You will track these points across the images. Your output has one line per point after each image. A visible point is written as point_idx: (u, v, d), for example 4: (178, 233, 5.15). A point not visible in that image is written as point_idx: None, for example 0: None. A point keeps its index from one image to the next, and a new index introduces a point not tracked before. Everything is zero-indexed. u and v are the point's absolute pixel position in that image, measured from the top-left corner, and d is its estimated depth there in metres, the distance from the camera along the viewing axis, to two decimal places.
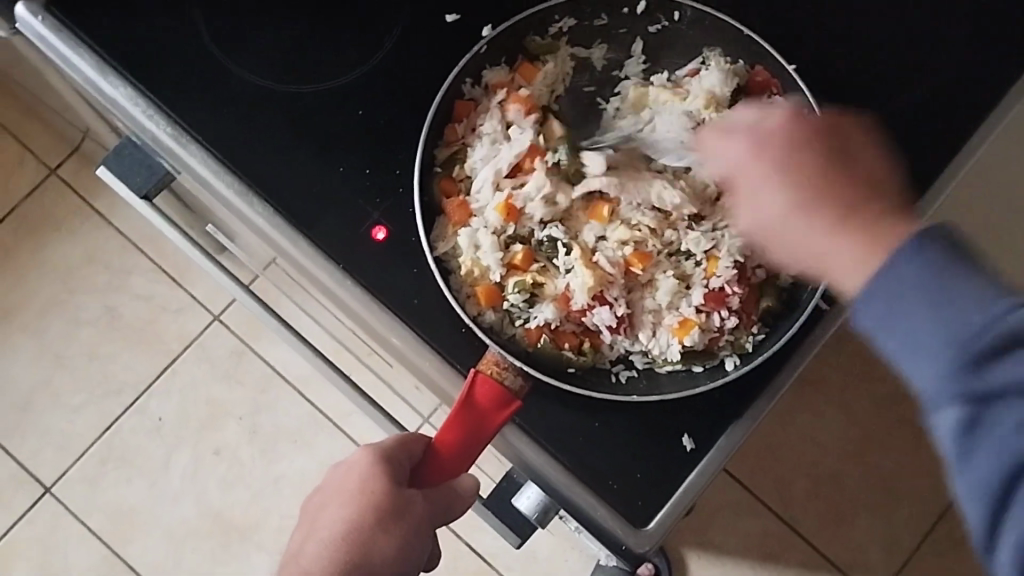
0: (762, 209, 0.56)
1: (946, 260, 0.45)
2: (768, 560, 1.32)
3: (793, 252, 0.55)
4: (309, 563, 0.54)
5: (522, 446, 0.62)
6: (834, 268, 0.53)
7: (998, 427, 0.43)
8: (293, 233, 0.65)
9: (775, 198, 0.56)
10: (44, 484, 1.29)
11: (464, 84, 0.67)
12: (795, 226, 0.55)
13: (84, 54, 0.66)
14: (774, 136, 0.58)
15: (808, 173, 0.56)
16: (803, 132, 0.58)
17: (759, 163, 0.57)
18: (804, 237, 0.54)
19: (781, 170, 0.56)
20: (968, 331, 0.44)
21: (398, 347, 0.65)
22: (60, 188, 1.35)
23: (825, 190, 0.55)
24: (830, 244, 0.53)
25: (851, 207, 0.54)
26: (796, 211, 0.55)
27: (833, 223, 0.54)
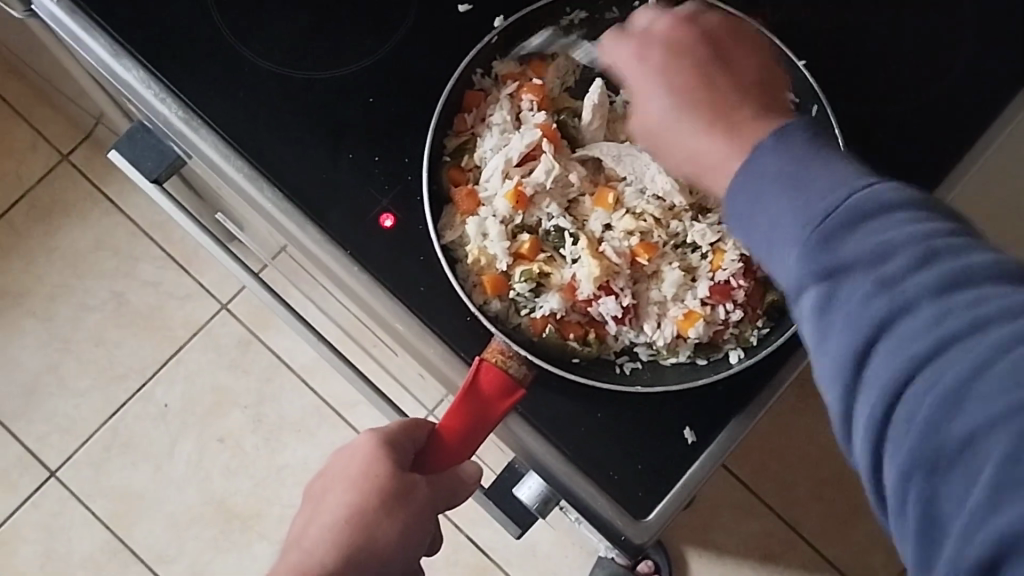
0: (650, 114, 0.54)
1: (808, 148, 0.43)
2: (768, 560, 1.31)
3: (672, 154, 0.53)
4: (314, 545, 0.55)
5: (523, 435, 0.63)
6: (709, 171, 0.50)
7: (850, 302, 0.38)
8: (302, 218, 0.65)
9: (661, 99, 0.54)
10: (49, 468, 1.30)
11: (474, 75, 0.67)
12: (675, 127, 0.53)
13: (100, 36, 0.67)
14: (659, 41, 0.56)
15: (683, 77, 0.54)
16: (689, 38, 0.56)
17: (642, 65, 0.56)
18: (682, 135, 0.52)
19: (664, 70, 0.55)
20: (819, 206, 0.40)
21: (403, 333, 0.65)
22: (71, 174, 1.36)
23: (704, 91, 0.53)
24: (703, 143, 0.51)
25: (725, 109, 0.51)
26: (676, 112, 0.53)
27: (705, 123, 0.51)
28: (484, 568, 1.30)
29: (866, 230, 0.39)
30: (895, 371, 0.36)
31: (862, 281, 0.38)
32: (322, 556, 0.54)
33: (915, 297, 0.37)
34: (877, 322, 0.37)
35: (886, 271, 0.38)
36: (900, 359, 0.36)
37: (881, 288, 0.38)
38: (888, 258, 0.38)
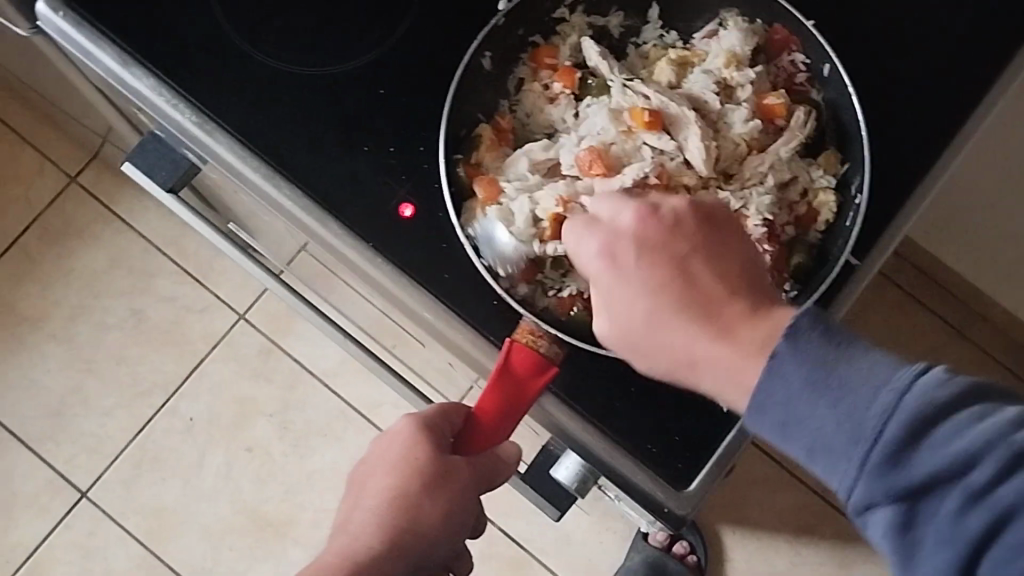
0: (627, 316, 0.53)
1: (828, 354, 0.45)
2: (803, 533, 1.31)
3: (658, 358, 0.53)
4: (359, 528, 0.55)
5: (559, 415, 0.63)
6: (711, 377, 0.50)
7: (934, 520, 0.41)
8: (322, 214, 0.65)
9: (642, 308, 0.53)
10: (79, 489, 1.30)
11: (483, 58, 0.66)
12: (662, 328, 0.52)
13: (107, 47, 0.67)
14: (628, 234, 0.54)
15: (662, 277, 0.53)
16: (658, 228, 0.54)
17: (614, 264, 0.53)
18: (672, 341, 0.52)
19: (637, 272, 0.53)
20: (871, 426, 0.43)
21: (431, 322, 0.65)
22: (81, 196, 1.36)
23: (684, 294, 0.52)
24: (706, 353, 0.50)
25: (715, 307, 0.51)
26: (659, 318, 0.52)
27: (698, 322, 0.51)
28: (520, 560, 1.30)
29: (932, 445, 0.41)
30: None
31: (947, 499, 0.41)
32: (368, 540, 0.54)
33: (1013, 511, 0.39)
34: (975, 540, 0.40)
35: (969, 481, 0.41)
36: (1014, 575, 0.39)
37: (972, 502, 0.40)
38: (965, 467, 0.41)
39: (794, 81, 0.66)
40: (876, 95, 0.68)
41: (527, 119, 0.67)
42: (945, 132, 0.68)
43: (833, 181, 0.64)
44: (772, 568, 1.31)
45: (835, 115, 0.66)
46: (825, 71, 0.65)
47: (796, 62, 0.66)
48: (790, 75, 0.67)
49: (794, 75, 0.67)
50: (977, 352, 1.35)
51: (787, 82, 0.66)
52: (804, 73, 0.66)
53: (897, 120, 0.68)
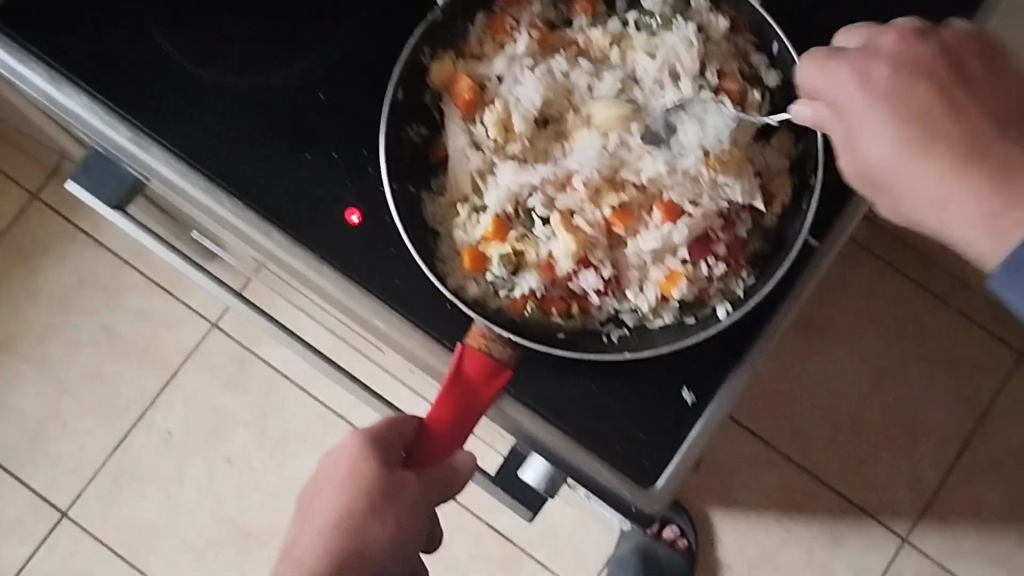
0: (871, 144, 0.53)
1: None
2: (792, 511, 1.30)
3: (890, 185, 0.53)
4: (302, 554, 0.52)
5: (520, 417, 0.62)
6: (933, 210, 0.51)
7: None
8: (267, 226, 0.63)
9: (892, 135, 0.52)
10: (60, 509, 1.29)
11: (422, 55, 0.64)
12: (907, 154, 0.51)
13: (36, 66, 0.64)
14: (886, 57, 0.54)
15: (930, 104, 0.52)
16: (920, 58, 0.53)
17: (860, 87, 0.53)
18: (924, 172, 0.51)
19: (883, 93, 0.52)
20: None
21: (384, 330, 0.64)
22: (45, 213, 1.33)
23: (946, 122, 0.51)
24: (958, 193, 0.49)
25: (980, 144, 0.50)
26: (911, 145, 0.51)
27: (953, 156, 0.50)
28: (510, 554, 1.29)
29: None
30: None
31: None
32: (312, 563, 0.51)
33: None
34: None
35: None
36: None
37: None
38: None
39: (747, 59, 0.65)
40: None
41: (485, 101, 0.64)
42: None
43: (789, 164, 0.64)
44: (764, 547, 1.30)
45: (787, 91, 0.64)
46: (775, 50, 0.64)
47: (746, 41, 0.65)
48: (744, 52, 0.65)
49: (746, 52, 0.65)
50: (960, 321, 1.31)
51: (739, 60, 0.65)
52: (755, 51, 0.65)
53: None
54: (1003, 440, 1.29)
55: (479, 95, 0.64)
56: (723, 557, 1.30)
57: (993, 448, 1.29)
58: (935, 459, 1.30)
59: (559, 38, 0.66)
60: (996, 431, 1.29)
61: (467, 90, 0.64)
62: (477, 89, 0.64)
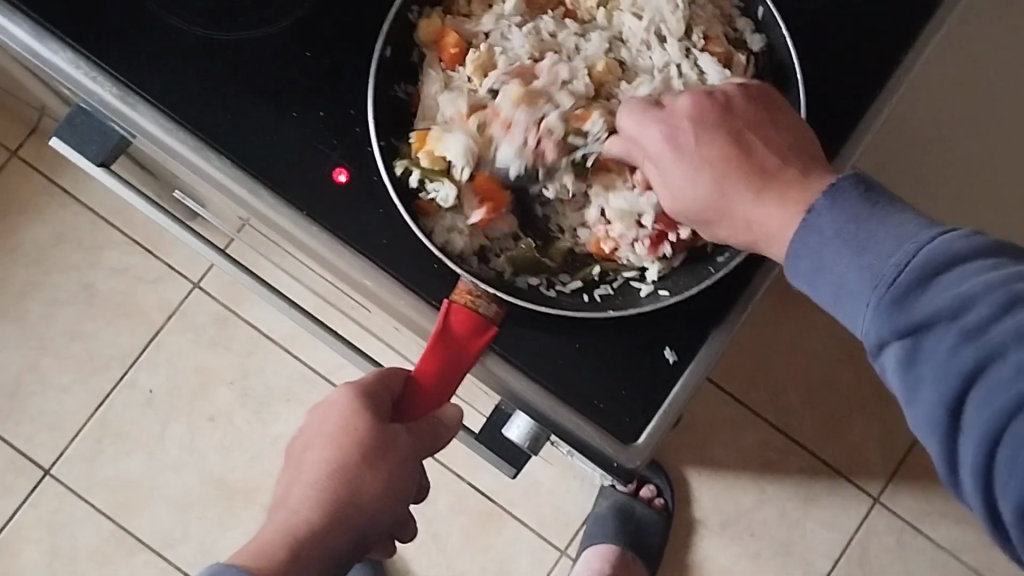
0: (683, 193, 0.56)
1: (869, 207, 0.47)
2: (767, 471, 1.33)
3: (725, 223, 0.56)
4: (298, 502, 0.55)
5: (505, 375, 0.63)
6: (764, 236, 0.54)
7: (932, 355, 0.42)
8: (253, 183, 0.64)
9: (698, 186, 0.55)
10: (42, 467, 1.29)
11: (411, 13, 0.65)
12: (719, 197, 0.55)
13: (17, 19, 0.64)
14: (686, 117, 0.56)
15: (716, 149, 0.55)
16: (712, 107, 0.56)
17: (668, 145, 0.56)
18: (731, 208, 0.55)
19: (688, 146, 0.56)
20: (888, 264, 0.45)
21: (370, 287, 0.65)
22: (24, 170, 1.32)
23: (738, 163, 0.55)
24: (759, 212, 0.53)
25: (768, 175, 0.54)
26: (718, 192, 0.55)
27: (755, 189, 0.54)
28: (490, 512, 1.31)
29: (939, 285, 0.43)
30: (994, 413, 0.39)
31: (944, 338, 0.42)
32: (308, 514, 0.54)
33: (1003, 341, 0.40)
34: (965, 373, 0.40)
35: (968, 319, 0.41)
36: (993, 405, 0.39)
37: (966, 337, 0.41)
38: (962, 308, 0.41)
39: (730, 21, 0.67)
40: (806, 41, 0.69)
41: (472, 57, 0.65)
42: (873, 76, 0.69)
43: None
44: (739, 506, 1.33)
45: (772, 57, 0.65)
46: (760, 13, 0.66)
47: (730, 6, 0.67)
48: (726, 14, 0.67)
49: (729, 14, 0.67)
50: None
51: (724, 24, 0.66)
52: (738, 15, 0.67)
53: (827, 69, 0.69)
54: None
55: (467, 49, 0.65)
56: (699, 516, 1.33)
57: None
58: (907, 421, 1.32)
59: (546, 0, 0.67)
60: None
61: (454, 45, 0.65)
62: (464, 44, 0.65)
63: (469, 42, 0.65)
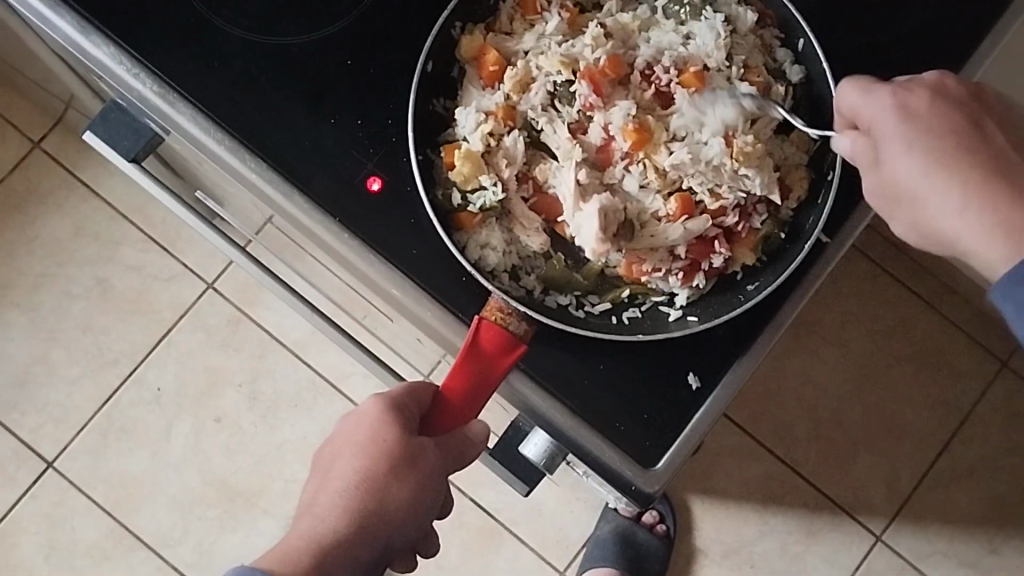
0: (899, 165, 0.55)
1: None
2: (771, 503, 1.32)
3: (927, 209, 0.54)
4: (325, 511, 0.55)
5: (529, 393, 0.63)
6: (971, 225, 0.52)
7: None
8: (288, 188, 0.64)
9: (917, 158, 0.54)
10: (46, 459, 1.29)
11: (453, 29, 0.65)
12: (934, 173, 0.53)
13: (64, 13, 0.65)
14: (922, 89, 0.56)
15: (948, 124, 0.55)
16: (949, 93, 0.56)
17: (897, 112, 0.56)
18: (942, 190, 0.53)
19: (916, 117, 0.55)
20: None
21: (398, 298, 0.65)
22: (46, 162, 1.33)
23: (965, 146, 0.54)
24: (975, 200, 0.52)
25: (997, 164, 0.53)
26: (934, 167, 0.53)
27: (974, 176, 0.52)
28: (490, 529, 1.30)
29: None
30: None
31: None
32: (334, 522, 0.55)
33: None
34: None
35: None
36: None
37: None
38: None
39: (771, 51, 0.67)
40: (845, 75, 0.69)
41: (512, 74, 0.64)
42: None
43: (805, 158, 0.66)
44: (741, 537, 1.32)
45: (810, 88, 0.66)
46: (800, 45, 0.66)
47: (772, 36, 0.67)
48: (767, 44, 0.67)
49: (770, 44, 0.67)
50: (946, 326, 1.33)
51: (765, 54, 0.67)
52: (779, 46, 0.67)
53: None
54: (980, 445, 1.32)
55: (507, 67, 0.65)
56: (700, 544, 1.32)
57: (971, 452, 1.32)
58: (913, 461, 1.32)
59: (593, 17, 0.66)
60: (973, 438, 1.32)
61: (494, 62, 0.65)
62: (505, 62, 0.65)
63: (510, 61, 0.65)
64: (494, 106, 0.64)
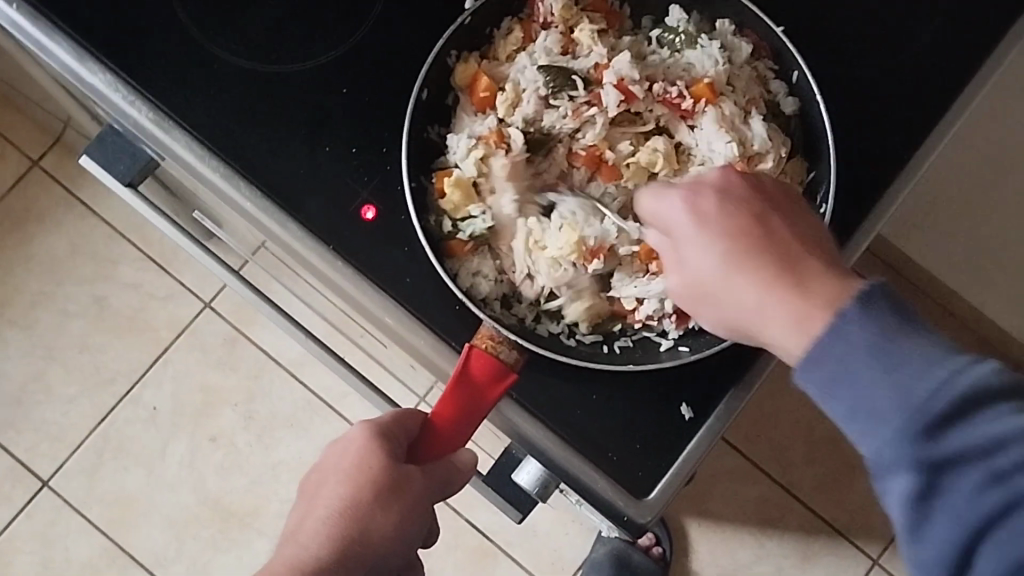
0: (699, 263, 0.54)
1: (899, 324, 0.44)
2: (767, 526, 1.32)
3: (727, 309, 0.54)
4: (308, 539, 0.55)
5: (519, 422, 0.63)
6: (769, 324, 0.51)
7: (951, 496, 0.41)
8: (282, 215, 0.64)
9: (710, 254, 0.53)
10: (41, 478, 1.29)
11: (448, 57, 0.65)
12: (729, 275, 0.53)
13: (63, 43, 0.65)
14: (712, 190, 0.55)
15: (739, 223, 0.53)
16: (738, 183, 0.56)
17: (693, 215, 0.54)
18: (741, 287, 0.52)
19: (711, 219, 0.54)
20: (919, 391, 0.43)
21: (391, 325, 0.65)
22: (44, 180, 1.33)
23: (756, 240, 0.53)
24: (767, 303, 0.51)
25: (785, 264, 0.52)
26: (730, 268, 0.53)
27: (763, 280, 0.51)
28: (485, 551, 1.30)
29: (971, 424, 0.41)
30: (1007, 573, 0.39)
31: (967, 480, 0.41)
32: (316, 550, 0.54)
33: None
34: (984, 516, 0.40)
35: (994, 463, 0.41)
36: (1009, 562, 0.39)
37: (991, 480, 0.40)
38: (997, 449, 0.41)
39: (765, 82, 0.67)
40: (837, 104, 0.70)
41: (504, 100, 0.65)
42: (905, 141, 0.69)
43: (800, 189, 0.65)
44: (737, 562, 1.32)
45: (804, 121, 0.66)
46: (794, 77, 0.66)
47: (767, 68, 0.67)
48: (762, 76, 0.67)
49: (765, 76, 0.67)
50: None
51: (759, 86, 0.67)
52: (774, 78, 0.67)
53: (857, 132, 0.69)
54: None
55: (499, 93, 0.65)
56: (695, 567, 1.32)
57: None
58: None
59: (592, 43, 0.66)
60: None
61: (485, 88, 0.65)
62: (496, 88, 0.65)
63: (501, 86, 0.66)
64: (488, 130, 0.64)
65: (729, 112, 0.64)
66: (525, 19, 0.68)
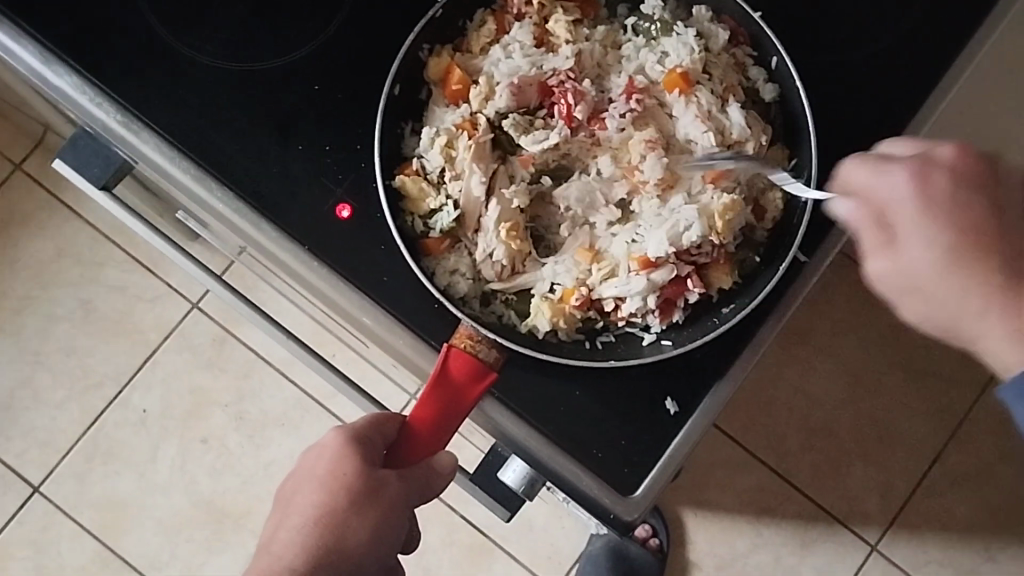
0: (915, 246, 0.53)
1: None
2: (764, 515, 1.31)
3: (931, 295, 0.53)
4: (284, 548, 0.54)
5: (502, 420, 0.62)
6: (985, 325, 0.51)
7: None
8: (254, 216, 0.63)
9: (931, 238, 0.52)
10: (31, 484, 1.28)
11: (421, 50, 0.64)
12: (950, 261, 0.51)
13: (31, 47, 0.64)
14: (946, 170, 0.53)
15: (974, 205, 0.52)
16: (974, 168, 0.54)
17: (917, 197, 0.53)
18: (951, 278, 0.51)
19: (940, 200, 0.52)
20: None
21: (369, 325, 0.64)
22: (27, 184, 1.32)
23: (984, 235, 0.52)
24: (998, 297, 0.50)
25: (1017, 253, 0.51)
26: (945, 253, 0.52)
27: (990, 270, 0.51)
28: (482, 547, 1.29)
29: None
30: None
31: None
32: (292, 560, 0.53)
33: None
34: None
35: None
36: None
37: None
38: None
39: (744, 70, 0.66)
40: (819, 90, 0.69)
41: (479, 95, 0.63)
42: (888, 126, 0.68)
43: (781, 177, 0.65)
44: (734, 549, 1.31)
45: (784, 107, 0.65)
46: (774, 63, 0.65)
47: (745, 54, 0.66)
48: (740, 63, 0.66)
49: (743, 63, 0.66)
50: None
51: (738, 73, 0.66)
52: (752, 65, 0.66)
53: (839, 117, 0.68)
54: (976, 455, 1.30)
55: (472, 86, 0.64)
56: (693, 558, 1.31)
57: (967, 461, 1.30)
58: (908, 470, 1.31)
59: (568, 33, 0.65)
60: (970, 445, 1.30)
61: (458, 81, 0.64)
62: (470, 81, 0.64)
63: (474, 79, 0.64)
64: (460, 119, 0.63)
65: (706, 103, 0.63)
66: (498, 10, 0.66)
